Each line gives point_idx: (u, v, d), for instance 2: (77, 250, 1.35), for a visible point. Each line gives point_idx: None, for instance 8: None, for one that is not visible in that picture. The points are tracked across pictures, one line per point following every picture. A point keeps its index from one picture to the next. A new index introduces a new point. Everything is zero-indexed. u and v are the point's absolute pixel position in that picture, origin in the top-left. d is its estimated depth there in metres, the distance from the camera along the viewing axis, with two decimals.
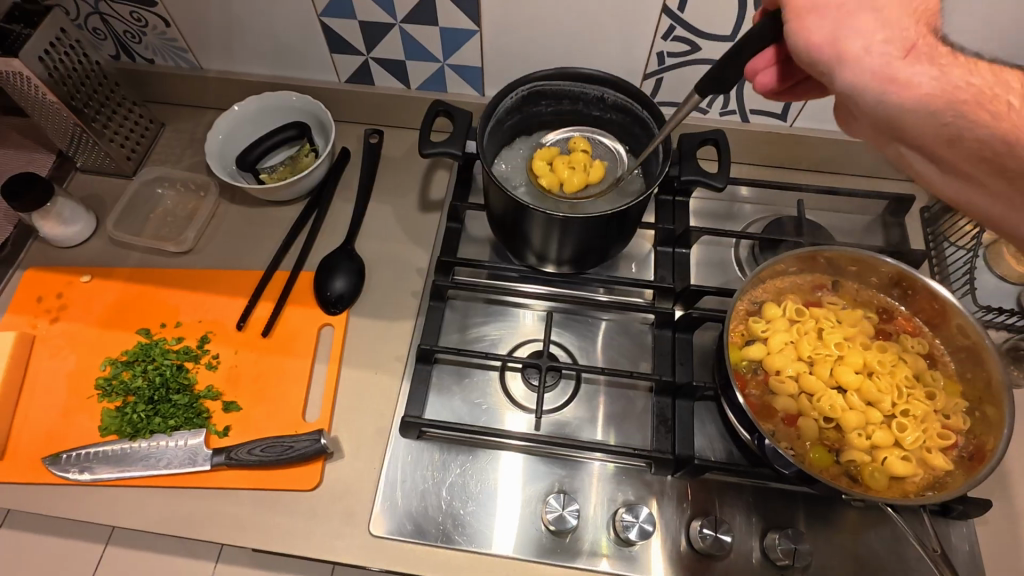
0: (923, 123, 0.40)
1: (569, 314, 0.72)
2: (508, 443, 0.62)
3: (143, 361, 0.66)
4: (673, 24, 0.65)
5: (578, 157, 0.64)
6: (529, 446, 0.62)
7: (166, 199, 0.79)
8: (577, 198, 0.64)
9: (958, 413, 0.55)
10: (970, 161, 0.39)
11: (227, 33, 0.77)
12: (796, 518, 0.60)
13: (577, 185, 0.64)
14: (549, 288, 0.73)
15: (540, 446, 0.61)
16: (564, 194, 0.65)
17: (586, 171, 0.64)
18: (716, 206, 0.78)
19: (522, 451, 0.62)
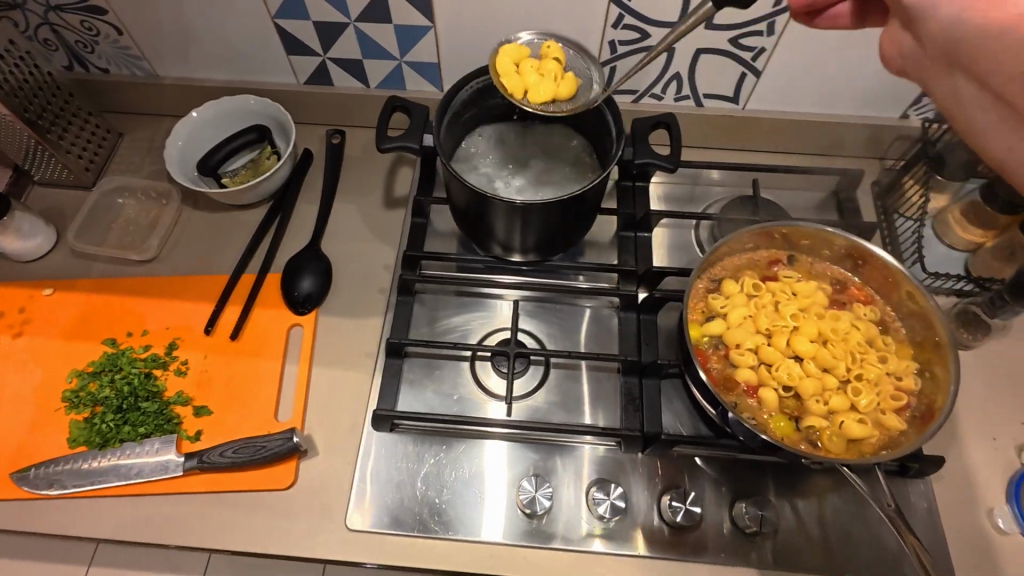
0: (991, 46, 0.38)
1: (542, 301, 0.73)
2: (488, 431, 0.63)
3: (111, 371, 0.66)
4: (621, 13, 0.67)
5: (548, 65, 0.60)
6: (514, 434, 0.63)
7: (127, 209, 0.79)
8: (543, 109, 0.60)
9: (909, 374, 0.57)
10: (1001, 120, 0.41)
11: (181, 39, 0.76)
12: (761, 487, 0.61)
13: (544, 96, 0.59)
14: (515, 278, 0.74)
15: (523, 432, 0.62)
16: (530, 103, 0.60)
17: (556, 81, 0.60)
18: (676, 190, 0.80)
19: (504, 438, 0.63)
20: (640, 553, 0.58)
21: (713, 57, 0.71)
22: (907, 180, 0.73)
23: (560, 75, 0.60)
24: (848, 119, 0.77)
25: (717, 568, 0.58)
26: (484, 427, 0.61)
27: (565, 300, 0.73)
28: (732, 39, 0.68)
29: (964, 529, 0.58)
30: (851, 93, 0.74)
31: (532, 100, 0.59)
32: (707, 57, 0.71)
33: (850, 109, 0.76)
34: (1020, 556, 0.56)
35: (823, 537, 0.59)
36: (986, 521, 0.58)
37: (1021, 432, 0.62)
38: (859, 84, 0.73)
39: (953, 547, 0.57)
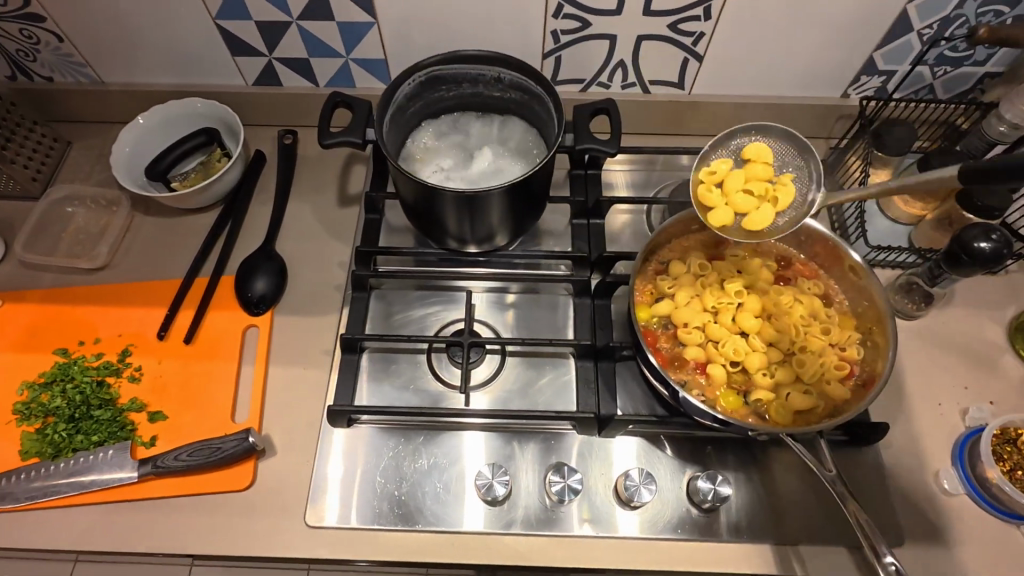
0: None
1: (505, 290, 0.74)
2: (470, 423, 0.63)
3: (62, 381, 0.65)
4: (560, 2, 0.67)
5: (761, 185, 0.58)
6: (492, 424, 0.64)
7: (77, 217, 0.78)
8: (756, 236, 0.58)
9: (852, 344, 0.58)
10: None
11: (124, 44, 0.76)
12: (715, 463, 0.63)
13: (761, 220, 0.57)
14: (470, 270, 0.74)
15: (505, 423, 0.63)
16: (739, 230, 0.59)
17: (770, 196, 0.58)
18: (630, 175, 0.80)
19: (484, 428, 0.64)
20: (600, 534, 0.59)
21: (654, 43, 0.72)
22: (850, 156, 0.76)
23: (772, 188, 0.58)
24: (791, 100, 0.78)
25: (675, 545, 0.59)
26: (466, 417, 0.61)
27: (521, 290, 0.74)
28: (672, 25, 0.69)
29: (911, 492, 0.59)
30: (793, 74, 0.75)
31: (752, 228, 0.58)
32: (649, 44, 0.72)
33: (793, 90, 0.78)
34: (964, 515, 0.58)
35: (777, 508, 0.60)
36: (933, 483, 0.59)
37: (964, 396, 0.64)
38: (799, 65, 0.74)
39: (902, 511, 0.58)
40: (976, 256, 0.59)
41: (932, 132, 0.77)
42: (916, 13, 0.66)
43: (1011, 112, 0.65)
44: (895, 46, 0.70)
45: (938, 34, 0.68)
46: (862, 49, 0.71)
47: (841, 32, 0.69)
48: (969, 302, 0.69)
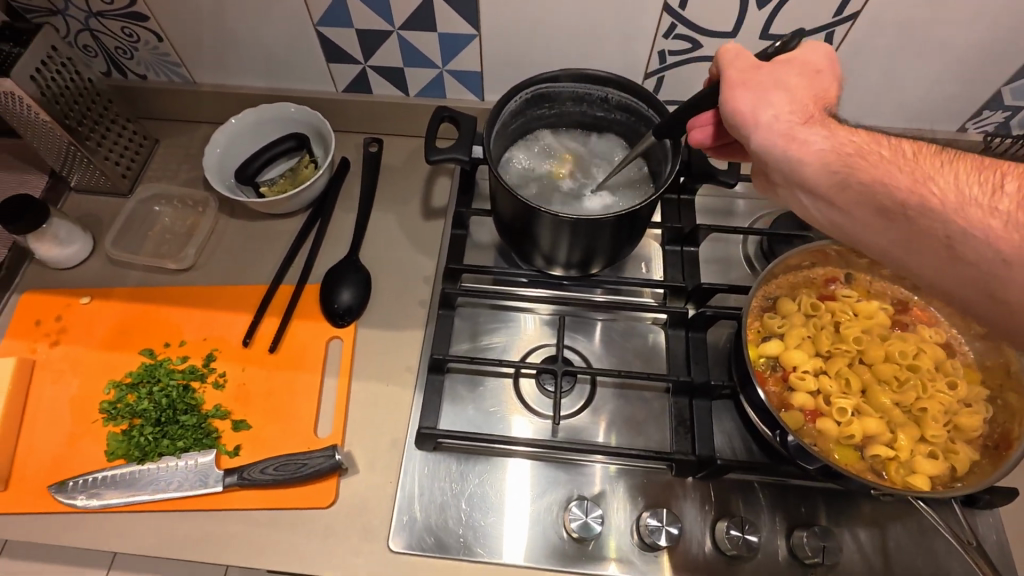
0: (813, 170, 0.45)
1: (561, 312, 0.71)
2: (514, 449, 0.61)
3: (149, 383, 0.65)
4: (674, 22, 0.65)
5: (825, 311, 0.59)
6: (537, 451, 0.61)
7: (164, 217, 0.78)
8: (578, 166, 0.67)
9: (980, 401, 0.54)
10: (858, 202, 0.44)
11: (220, 45, 0.75)
12: (818, 515, 0.59)
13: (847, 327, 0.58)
14: (554, 292, 0.72)
15: (546, 450, 0.60)
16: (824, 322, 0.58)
17: (805, 309, 0.59)
18: (707, 203, 0.78)
19: (530, 455, 0.61)
20: None
21: None
22: None
23: (802, 306, 0.59)
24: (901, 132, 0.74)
25: None
26: (511, 445, 0.59)
27: (603, 314, 0.71)
28: None
29: None
30: (908, 104, 0.72)
31: (837, 328, 0.58)
32: None
33: (903, 122, 0.74)
34: None
35: (886, 569, 0.56)
36: None
37: None
38: (917, 94, 0.70)
39: None
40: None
41: None
42: None
43: None
44: None
45: None
46: (988, 83, 0.67)
47: (969, 63, 0.65)
48: None
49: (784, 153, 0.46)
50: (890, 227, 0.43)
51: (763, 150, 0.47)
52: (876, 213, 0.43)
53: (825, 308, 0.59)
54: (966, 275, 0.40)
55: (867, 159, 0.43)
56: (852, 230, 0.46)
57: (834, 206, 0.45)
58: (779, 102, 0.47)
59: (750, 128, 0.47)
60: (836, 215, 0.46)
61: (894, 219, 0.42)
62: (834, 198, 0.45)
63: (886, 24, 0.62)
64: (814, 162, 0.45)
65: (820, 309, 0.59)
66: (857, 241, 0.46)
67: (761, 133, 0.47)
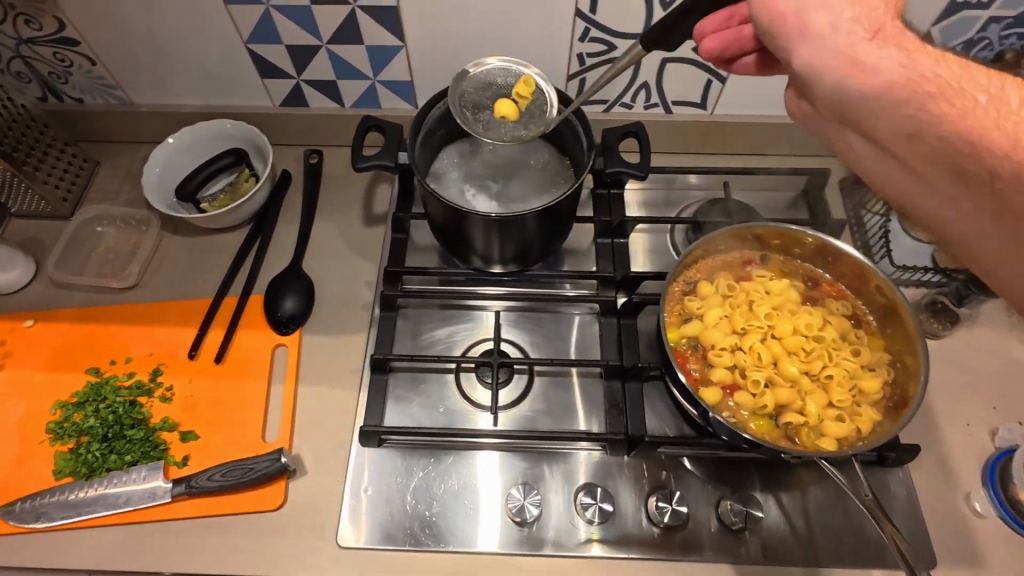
0: (887, 114, 0.43)
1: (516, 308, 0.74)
2: (483, 442, 0.63)
3: (95, 401, 0.66)
4: (587, 26, 0.68)
5: (739, 292, 0.62)
6: (506, 443, 0.63)
7: (107, 237, 0.79)
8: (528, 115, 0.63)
9: (881, 366, 0.59)
10: (927, 160, 0.43)
11: (155, 67, 0.77)
12: (745, 484, 0.62)
13: (760, 306, 0.61)
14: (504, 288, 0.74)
15: (517, 441, 0.62)
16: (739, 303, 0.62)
17: (721, 294, 0.63)
18: (645, 196, 0.81)
19: (498, 447, 0.63)
20: (629, 554, 0.59)
21: (678, 65, 0.72)
22: None
23: (719, 291, 0.63)
24: None
25: (706, 567, 0.59)
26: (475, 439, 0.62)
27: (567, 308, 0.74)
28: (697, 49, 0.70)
29: (943, 514, 0.59)
30: None
31: (751, 308, 0.62)
32: (673, 66, 0.73)
33: None
34: (997, 537, 0.58)
35: (807, 530, 0.60)
36: (963, 504, 0.60)
37: (992, 417, 0.64)
38: None
39: (933, 533, 0.58)
40: None
41: None
42: (939, 36, 0.67)
43: None
44: None
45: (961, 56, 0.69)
46: None
47: None
48: (993, 322, 0.69)
49: (842, 79, 0.43)
50: (968, 195, 0.42)
51: (807, 66, 0.45)
52: (953, 176, 0.42)
53: (740, 290, 0.63)
54: (1021, 239, 0.40)
55: (954, 104, 0.41)
56: (919, 195, 0.46)
57: (899, 156, 0.45)
58: (839, 6, 0.43)
59: (796, 39, 0.45)
60: (904, 164, 0.45)
61: (972, 185, 0.41)
62: (902, 149, 0.44)
63: None
64: (888, 99, 0.42)
65: (735, 293, 0.63)
66: (913, 203, 0.47)
67: (810, 47, 0.44)
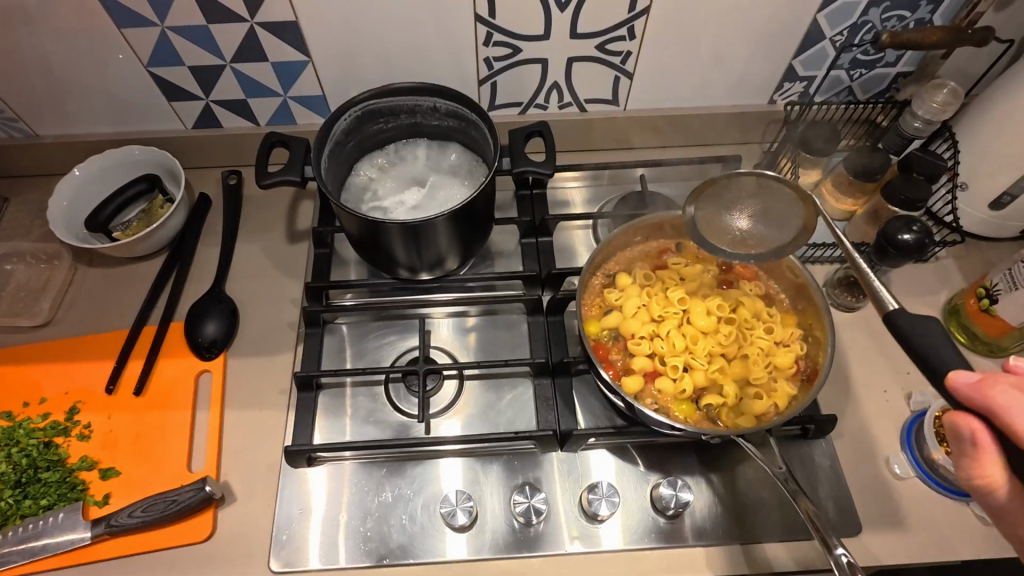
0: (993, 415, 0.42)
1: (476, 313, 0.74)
2: (444, 450, 0.63)
3: (6, 446, 0.62)
4: (489, 30, 0.69)
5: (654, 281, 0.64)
6: (466, 449, 0.63)
7: (17, 274, 0.76)
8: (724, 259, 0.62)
9: (794, 340, 0.60)
10: None
11: (55, 97, 0.75)
12: (677, 469, 0.63)
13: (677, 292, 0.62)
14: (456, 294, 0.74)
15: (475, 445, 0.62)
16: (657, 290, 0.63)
17: (638, 284, 0.64)
18: (584, 193, 0.82)
19: (460, 453, 0.63)
20: (567, 549, 0.59)
21: (584, 64, 0.74)
22: (782, 159, 0.79)
23: (637, 281, 0.64)
24: (722, 110, 0.81)
25: (645, 556, 0.59)
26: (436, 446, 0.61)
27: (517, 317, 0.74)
28: (599, 46, 0.71)
29: (867, 480, 0.61)
30: (722, 84, 0.78)
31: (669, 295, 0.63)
32: (579, 65, 0.74)
33: (724, 100, 0.80)
34: (919, 496, 0.60)
35: (739, 507, 0.61)
36: (884, 468, 0.61)
37: (907, 381, 0.66)
38: (727, 76, 0.77)
39: (858, 498, 0.60)
40: (901, 247, 0.61)
41: (856, 131, 0.81)
42: (826, 22, 0.70)
43: (923, 109, 0.70)
44: (811, 54, 0.74)
45: (849, 39, 0.71)
46: (781, 58, 0.75)
47: (760, 43, 0.72)
48: (902, 291, 0.72)
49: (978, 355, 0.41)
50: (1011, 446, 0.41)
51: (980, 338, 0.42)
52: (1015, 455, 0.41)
53: (656, 278, 0.64)
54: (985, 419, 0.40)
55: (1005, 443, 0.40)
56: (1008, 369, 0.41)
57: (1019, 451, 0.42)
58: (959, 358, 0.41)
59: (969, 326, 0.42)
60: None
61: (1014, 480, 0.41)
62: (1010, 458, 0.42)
63: (680, 14, 0.68)
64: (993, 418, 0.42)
65: (652, 283, 0.64)
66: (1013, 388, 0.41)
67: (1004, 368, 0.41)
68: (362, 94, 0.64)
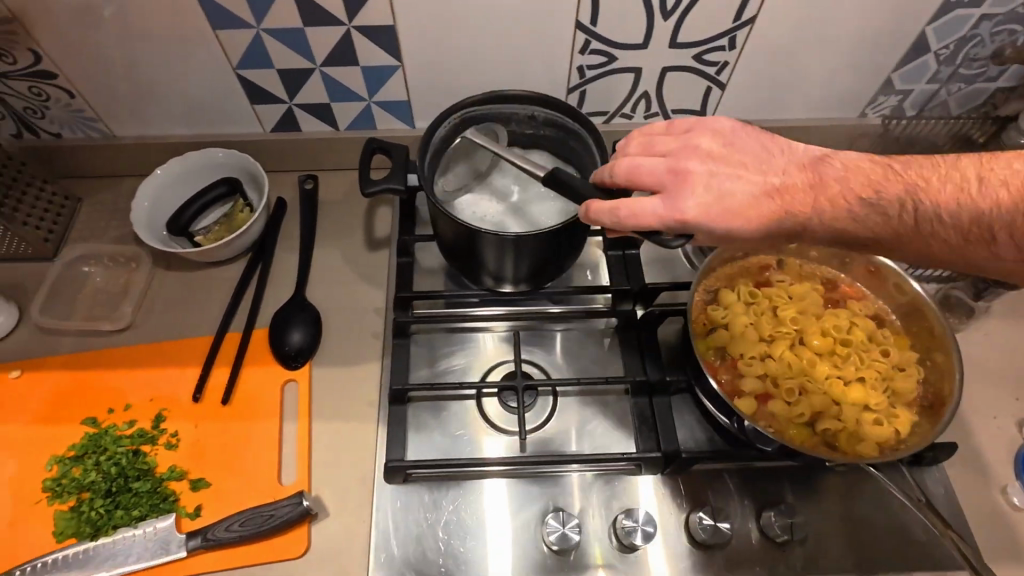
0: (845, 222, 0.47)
1: (515, 327, 0.72)
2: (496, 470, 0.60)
3: (95, 454, 0.61)
4: (588, 38, 0.67)
5: (762, 298, 0.62)
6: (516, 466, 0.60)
7: (95, 277, 0.75)
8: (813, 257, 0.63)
9: (912, 364, 0.59)
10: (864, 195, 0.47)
11: (137, 97, 0.74)
12: (781, 494, 0.62)
13: (786, 311, 0.61)
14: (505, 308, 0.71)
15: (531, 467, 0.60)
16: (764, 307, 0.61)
17: (743, 300, 0.62)
18: None
19: (506, 475, 0.61)
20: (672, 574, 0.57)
21: (678, 73, 0.72)
22: None
23: (743, 296, 0.62)
24: (811, 122, 0.79)
25: None
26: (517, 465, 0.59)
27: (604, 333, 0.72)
28: (697, 56, 0.70)
29: (982, 511, 0.59)
30: (815, 96, 0.76)
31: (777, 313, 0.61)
32: (673, 75, 0.72)
33: (815, 113, 0.79)
34: None
35: (848, 535, 0.60)
36: (1001, 498, 0.59)
37: (1018, 408, 0.64)
38: (821, 88, 0.75)
39: (976, 530, 0.58)
40: None
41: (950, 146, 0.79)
42: (933, 35, 0.68)
43: None
44: (913, 67, 0.72)
45: (954, 53, 0.69)
46: (881, 71, 0.73)
47: (862, 54, 0.70)
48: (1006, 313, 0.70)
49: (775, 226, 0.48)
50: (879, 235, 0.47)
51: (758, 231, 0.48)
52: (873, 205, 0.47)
53: (762, 294, 0.62)
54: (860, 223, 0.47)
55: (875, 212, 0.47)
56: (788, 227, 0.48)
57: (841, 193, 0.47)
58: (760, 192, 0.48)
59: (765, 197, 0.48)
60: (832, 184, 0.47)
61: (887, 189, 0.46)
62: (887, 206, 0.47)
63: (784, 23, 0.66)
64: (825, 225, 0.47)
65: (758, 298, 0.62)
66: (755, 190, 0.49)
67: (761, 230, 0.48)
68: (465, 102, 0.63)
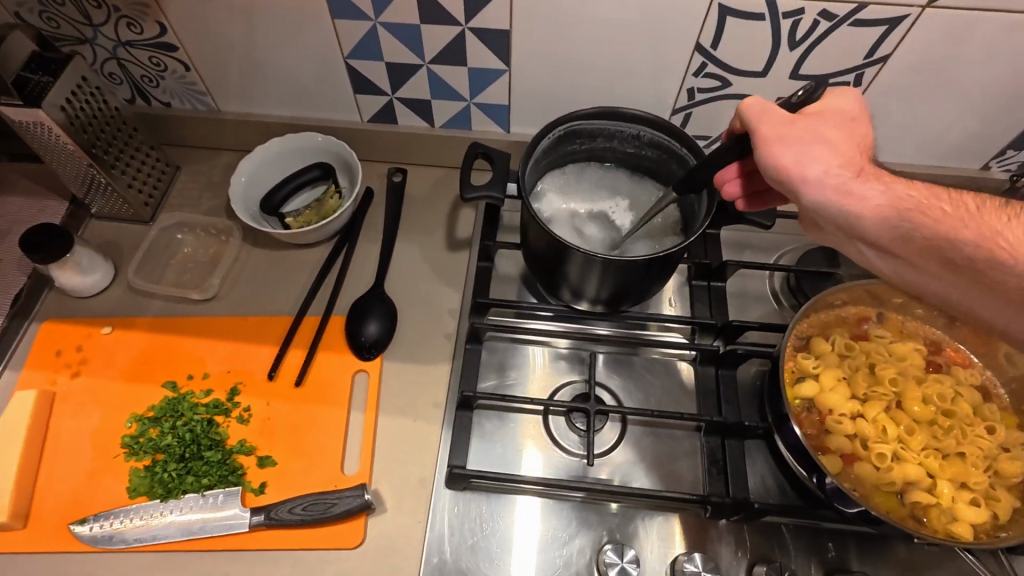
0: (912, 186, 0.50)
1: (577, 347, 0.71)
2: (522, 488, 0.60)
3: (172, 418, 0.63)
4: (705, 61, 0.65)
5: (858, 353, 0.58)
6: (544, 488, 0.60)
7: (187, 245, 0.78)
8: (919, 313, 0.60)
9: (1019, 446, 0.55)
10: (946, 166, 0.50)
11: (248, 77, 0.76)
12: (853, 560, 0.58)
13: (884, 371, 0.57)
14: (558, 324, 0.72)
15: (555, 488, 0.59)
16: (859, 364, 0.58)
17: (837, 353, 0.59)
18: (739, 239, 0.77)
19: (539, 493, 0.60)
20: None
21: None
22: None
23: (838, 349, 0.59)
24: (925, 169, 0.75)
25: None
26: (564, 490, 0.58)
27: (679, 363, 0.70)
28: None
29: None
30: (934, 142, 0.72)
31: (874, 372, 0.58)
32: None
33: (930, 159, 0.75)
34: None
35: None
36: None
37: None
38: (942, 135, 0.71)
39: None
40: None
41: None
42: None
43: None
44: None
45: None
46: (1013, 123, 0.68)
47: (994, 104, 0.66)
48: None
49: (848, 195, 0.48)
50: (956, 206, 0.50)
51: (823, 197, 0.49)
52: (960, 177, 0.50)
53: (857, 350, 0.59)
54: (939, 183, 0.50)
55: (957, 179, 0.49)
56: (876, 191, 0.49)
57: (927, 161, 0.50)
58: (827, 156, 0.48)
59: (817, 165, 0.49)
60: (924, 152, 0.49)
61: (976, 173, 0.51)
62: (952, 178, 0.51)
63: (918, 64, 0.63)
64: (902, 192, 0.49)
65: (853, 354, 0.59)
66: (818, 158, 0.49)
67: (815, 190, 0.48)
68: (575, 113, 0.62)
